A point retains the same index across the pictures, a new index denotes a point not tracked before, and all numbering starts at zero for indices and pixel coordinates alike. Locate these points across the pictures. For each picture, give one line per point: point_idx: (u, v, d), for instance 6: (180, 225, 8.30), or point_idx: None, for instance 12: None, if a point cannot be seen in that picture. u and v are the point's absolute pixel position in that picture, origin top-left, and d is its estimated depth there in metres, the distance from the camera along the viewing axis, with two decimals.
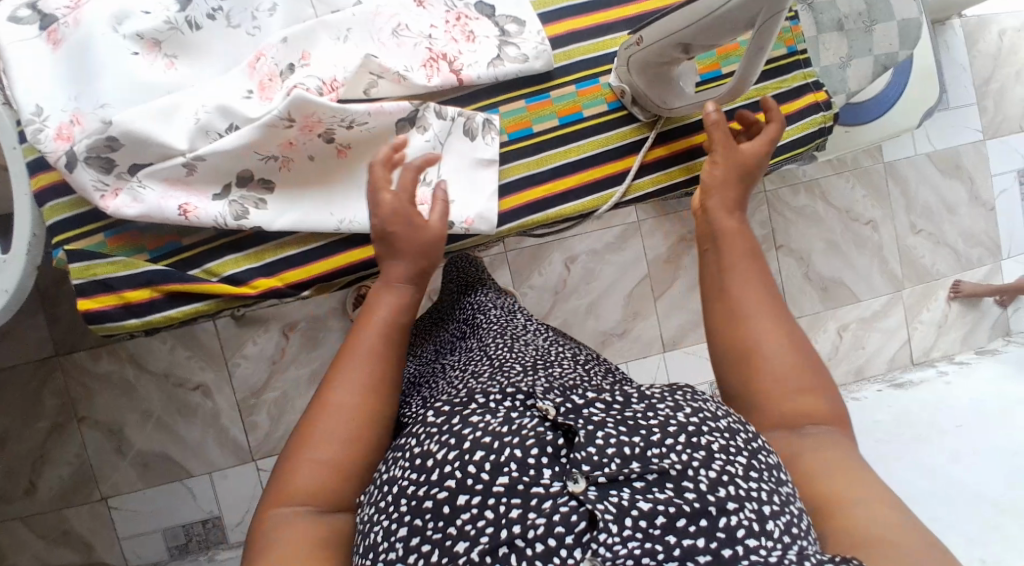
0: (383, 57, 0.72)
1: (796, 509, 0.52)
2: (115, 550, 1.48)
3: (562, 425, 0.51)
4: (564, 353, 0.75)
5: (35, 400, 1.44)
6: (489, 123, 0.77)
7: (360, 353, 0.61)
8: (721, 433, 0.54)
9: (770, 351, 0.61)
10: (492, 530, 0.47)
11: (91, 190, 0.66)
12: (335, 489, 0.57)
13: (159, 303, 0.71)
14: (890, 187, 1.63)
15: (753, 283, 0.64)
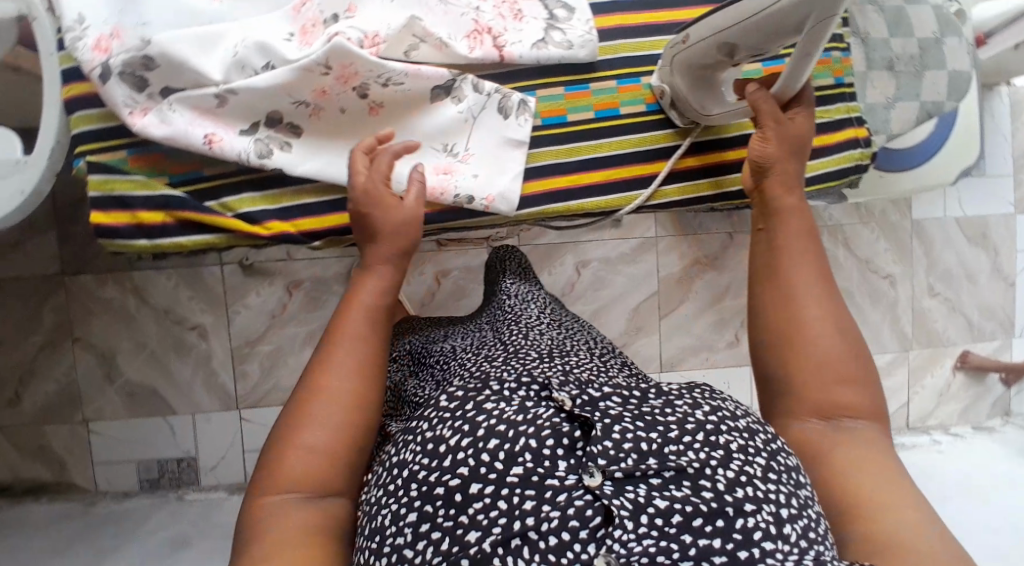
0: (428, 20, 0.72)
1: (814, 510, 0.57)
2: (88, 474, 1.49)
3: (577, 417, 0.57)
4: (579, 344, 0.81)
5: (35, 315, 1.45)
6: (524, 104, 0.76)
7: (348, 342, 0.63)
8: (740, 432, 0.58)
9: (824, 346, 0.66)
10: (505, 520, 0.52)
11: (120, 105, 0.66)
12: (326, 473, 0.60)
13: (173, 229, 0.71)
14: (914, 244, 1.61)
15: (812, 283, 0.69)
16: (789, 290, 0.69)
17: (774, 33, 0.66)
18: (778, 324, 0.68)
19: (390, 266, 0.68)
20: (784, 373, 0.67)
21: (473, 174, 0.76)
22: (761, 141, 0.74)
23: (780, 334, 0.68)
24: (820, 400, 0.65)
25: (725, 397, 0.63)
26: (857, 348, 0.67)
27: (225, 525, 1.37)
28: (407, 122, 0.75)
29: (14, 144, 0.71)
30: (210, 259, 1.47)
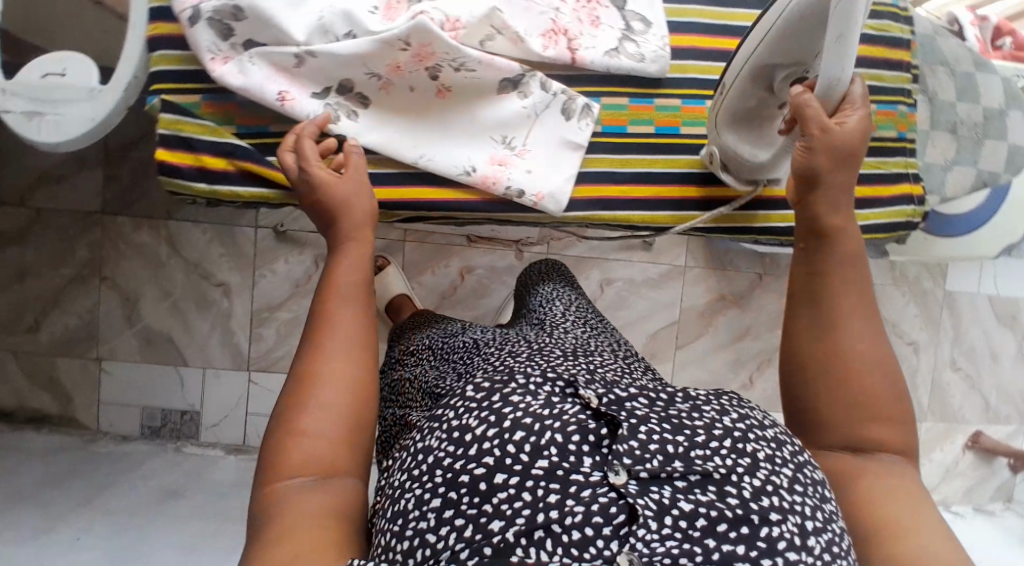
0: (508, 13, 0.73)
1: (838, 526, 0.56)
2: (92, 411, 1.51)
3: (603, 415, 0.58)
4: (601, 345, 0.85)
5: (68, 248, 1.48)
6: (588, 109, 0.77)
7: (338, 323, 0.62)
8: (767, 442, 0.60)
9: (861, 377, 0.65)
10: (529, 512, 0.52)
11: (203, 50, 0.68)
12: (335, 454, 0.58)
13: (231, 176, 0.73)
14: (942, 315, 1.60)
15: (856, 314, 0.68)
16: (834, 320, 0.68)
17: (796, 41, 0.67)
18: (818, 356, 0.67)
19: (359, 241, 0.68)
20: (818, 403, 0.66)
21: (526, 169, 0.77)
22: (805, 152, 0.69)
23: (819, 365, 0.67)
24: (847, 431, 0.65)
25: (753, 405, 0.64)
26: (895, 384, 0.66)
27: (218, 482, 1.38)
28: (471, 109, 0.76)
29: (93, 73, 0.74)
30: (246, 221, 1.50)
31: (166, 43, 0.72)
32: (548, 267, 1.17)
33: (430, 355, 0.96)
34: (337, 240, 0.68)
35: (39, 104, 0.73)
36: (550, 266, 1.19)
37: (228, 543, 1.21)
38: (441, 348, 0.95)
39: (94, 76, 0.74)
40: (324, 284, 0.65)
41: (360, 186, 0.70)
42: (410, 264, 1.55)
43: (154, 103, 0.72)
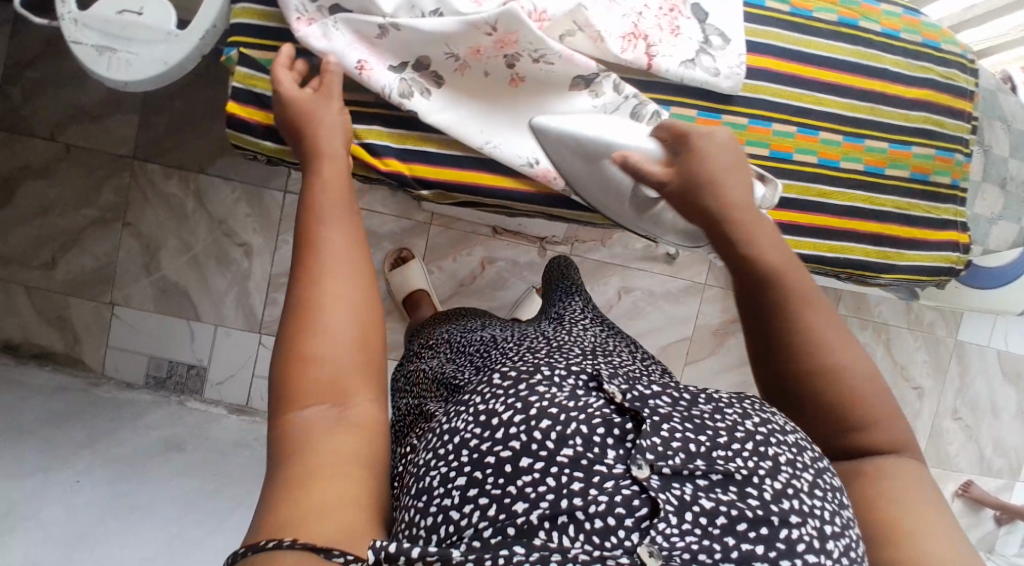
0: (593, 11, 0.73)
1: (856, 532, 0.55)
2: (99, 355, 1.51)
3: (627, 410, 0.58)
4: (621, 346, 0.87)
5: (95, 188, 1.47)
6: (657, 116, 0.76)
7: (326, 245, 0.62)
8: (789, 447, 0.58)
9: (843, 384, 0.60)
10: (552, 497, 0.53)
11: (291, 9, 0.69)
12: (348, 380, 0.58)
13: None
14: (950, 362, 1.61)
15: (820, 318, 0.62)
16: (810, 337, 0.61)
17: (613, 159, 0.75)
18: (798, 379, 0.61)
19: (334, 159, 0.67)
20: (796, 410, 0.62)
21: None
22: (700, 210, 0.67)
23: (802, 387, 0.61)
24: (840, 433, 0.61)
25: (777, 410, 0.62)
26: (875, 377, 0.62)
27: (220, 440, 1.37)
28: (542, 102, 0.77)
29: (170, 15, 0.71)
30: (277, 184, 1.49)
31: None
32: (557, 264, 1.19)
33: (449, 346, 0.97)
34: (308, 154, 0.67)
35: (112, 39, 0.72)
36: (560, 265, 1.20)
37: (228, 503, 1.21)
38: (459, 341, 0.96)
39: (170, 18, 0.72)
40: (305, 203, 0.64)
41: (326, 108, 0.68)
42: (434, 248, 1.55)
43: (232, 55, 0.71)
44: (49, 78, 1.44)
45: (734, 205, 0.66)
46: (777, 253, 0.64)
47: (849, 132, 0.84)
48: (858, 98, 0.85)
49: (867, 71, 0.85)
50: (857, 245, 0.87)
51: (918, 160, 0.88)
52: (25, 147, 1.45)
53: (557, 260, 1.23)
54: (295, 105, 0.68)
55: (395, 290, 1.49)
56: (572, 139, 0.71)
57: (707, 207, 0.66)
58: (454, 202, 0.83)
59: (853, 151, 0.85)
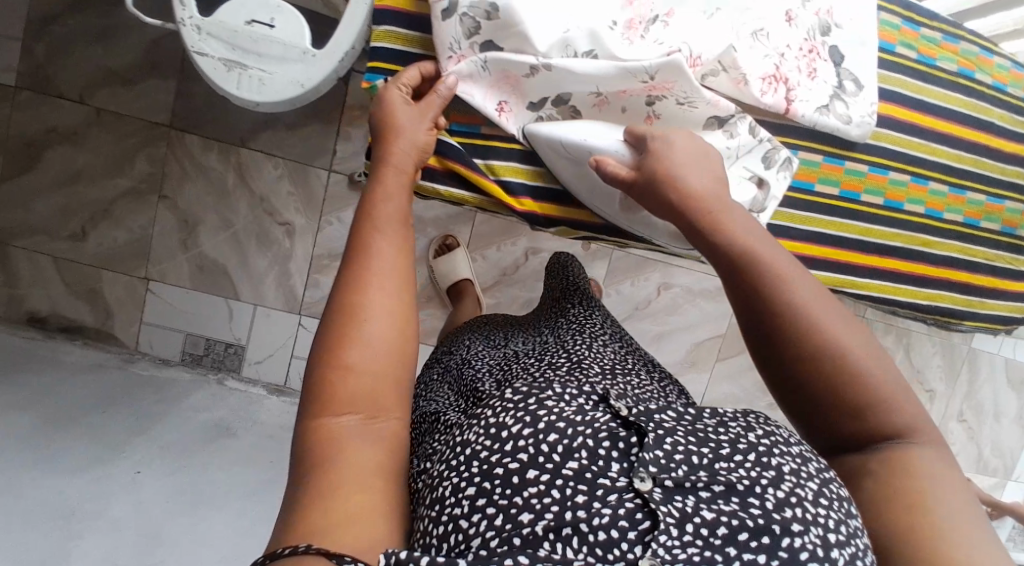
0: (741, 53, 0.71)
1: (863, 542, 0.55)
2: (132, 330, 1.48)
3: (632, 424, 0.59)
4: (640, 363, 0.82)
5: (128, 158, 1.40)
6: (788, 162, 0.76)
7: (377, 256, 0.62)
8: (792, 457, 0.58)
9: (850, 366, 0.58)
10: (557, 509, 0.54)
11: (446, 46, 0.69)
12: (381, 395, 0.58)
13: (437, 173, 0.75)
14: (963, 369, 1.67)
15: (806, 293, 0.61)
16: (799, 311, 0.59)
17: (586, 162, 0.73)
18: (798, 361, 0.59)
19: (399, 169, 0.67)
20: (805, 401, 0.59)
21: None
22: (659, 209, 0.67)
23: (811, 370, 0.58)
24: (850, 419, 0.58)
25: (779, 423, 0.62)
26: (869, 337, 0.60)
27: (265, 423, 1.37)
28: None
29: (305, 34, 0.75)
30: (322, 163, 1.43)
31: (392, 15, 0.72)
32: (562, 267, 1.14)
33: (468, 353, 0.92)
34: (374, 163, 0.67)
35: (241, 54, 0.75)
36: (561, 268, 1.13)
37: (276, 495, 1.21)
38: (478, 350, 0.91)
39: (302, 34, 0.75)
40: (364, 212, 0.64)
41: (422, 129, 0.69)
42: (477, 236, 1.53)
43: (378, 84, 0.71)
44: (79, 37, 1.34)
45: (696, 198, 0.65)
46: (747, 235, 0.63)
47: (954, 183, 0.86)
48: (966, 151, 0.86)
49: (976, 123, 0.86)
50: (946, 292, 0.89)
51: (1009, 214, 0.91)
52: (52, 110, 1.37)
53: (568, 257, 1.20)
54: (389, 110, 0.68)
55: (439, 278, 1.48)
56: (556, 142, 0.73)
57: (671, 207, 0.65)
58: (576, 237, 0.87)
59: (956, 202, 0.87)
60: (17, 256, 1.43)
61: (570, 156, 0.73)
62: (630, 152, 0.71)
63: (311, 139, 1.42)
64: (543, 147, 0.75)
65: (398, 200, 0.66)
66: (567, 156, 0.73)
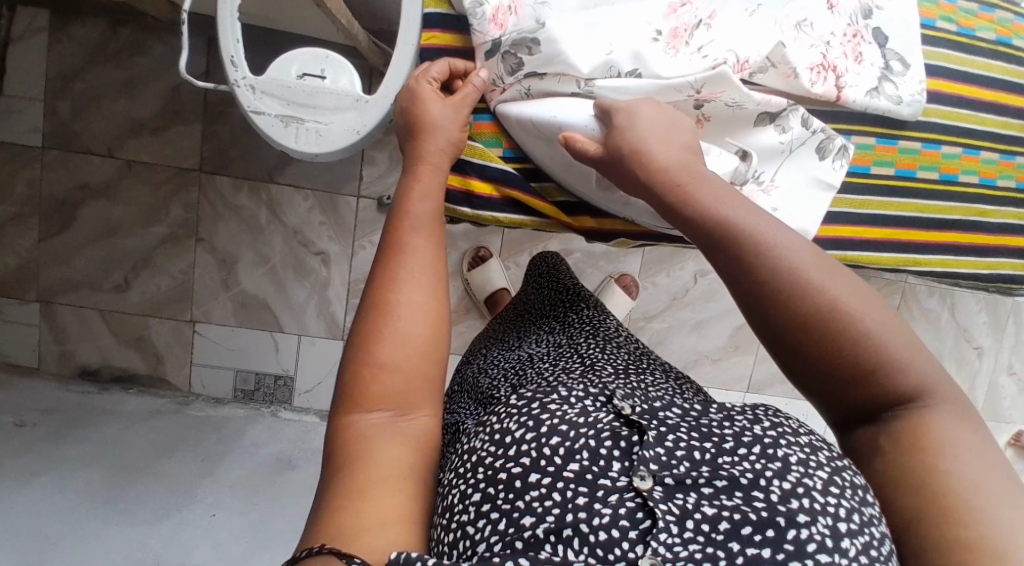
0: (789, 47, 0.70)
1: (879, 530, 0.52)
2: (184, 373, 1.50)
3: (634, 422, 0.57)
4: (654, 363, 0.83)
5: (161, 205, 1.41)
6: (843, 150, 0.76)
7: (411, 250, 0.63)
8: (801, 447, 0.56)
9: (857, 329, 0.55)
10: (558, 511, 0.52)
11: (489, 81, 0.71)
12: (412, 392, 0.60)
13: (495, 203, 0.75)
14: (1009, 323, 1.64)
15: (806, 254, 0.57)
16: (794, 272, 0.56)
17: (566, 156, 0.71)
18: (800, 328, 0.55)
19: (435, 165, 0.66)
20: (807, 362, 0.56)
21: (772, 206, 0.75)
22: (631, 185, 0.63)
23: (807, 336, 0.55)
24: (856, 383, 0.55)
25: (787, 416, 0.60)
26: (874, 300, 0.56)
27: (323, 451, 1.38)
28: (727, 139, 0.73)
29: (355, 80, 0.69)
30: (349, 189, 1.44)
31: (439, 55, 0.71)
32: (556, 268, 1.17)
33: (486, 360, 0.94)
34: (410, 159, 0.67)
35: (296, 108, 0.68)
36: (551, 275, 1.14)
37: None
38: (495, 357, 0.93)
39: (353, 81, 0.69)
40: (399, 211, 0.65)
41: (455, 121, 0.67)
42: (509, 244, 1.54)
43: (409, 76, 0.68)
44: (100, 90, 1.35)
45: (671, 168, 0.61)
46: (730, 205, 0.59)
47: (1003, 149, 0.85)
48: (1012, 117, 0.85)
49: (1020, 88, 0.85)
50: (1005, 260, 0.89)
51: None
52: (81, 165, 1.39)
53: (551, 258, 1.24)
54: (421, 104, 0.66)
55: (476, 290, 1.49)
56: (527, 120, 0.70)
57: (647, 184, 0.61)
58: (631, 245, 0.88)
59: (1007, 169, 0.86)
60: (64, 313, 1.46)
61: (541, 133, 0.70)
62: (601, 127, 0.67)
63: (337, 166, 1.43)
64: (515, 127, 0.72)
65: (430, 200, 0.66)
66: (537, 133, 0.70)
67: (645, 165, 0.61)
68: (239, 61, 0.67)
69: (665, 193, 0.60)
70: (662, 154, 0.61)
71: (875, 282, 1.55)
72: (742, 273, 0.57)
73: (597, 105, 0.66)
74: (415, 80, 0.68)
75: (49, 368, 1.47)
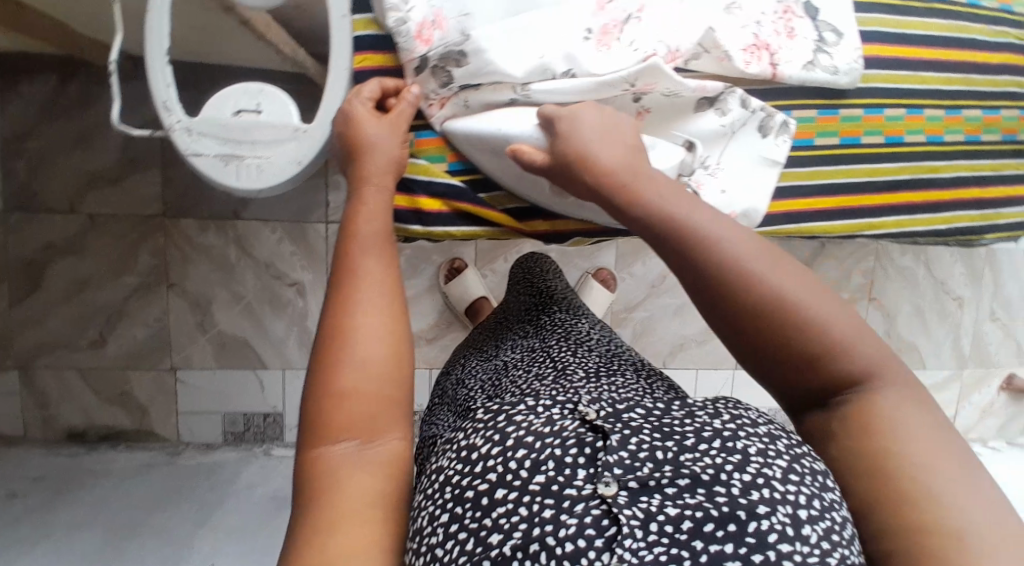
0: (720, 31, 0.71)
1: (840, 515, 0.53)
2: (170, 422, 1.48)
3: (599, 428, 0.55)
4: (625, 362, 0.83)
5: (128, 256, 1.41)
6: (786, 125, 0.76)
7: (363, 275, 0.64)
8: (759, 438, 0.56)
9: (801, 312, 0.56)
10: (525, 526, 0.51)
11: (423, 96, 0.71)
12: (375, 416, 0.60)
13: (447, 217, 0.75)
14: (985, 271, 1.65)
15: (747, 246, 0.59)
16: (734, 263, 0.57)
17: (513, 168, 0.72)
18: (747, 316, 0.57)
19: (380, 185, 0.67)
20: (757, 352, 0.58)
21: (721, 189, 0.75)
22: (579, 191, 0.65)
23: (752, 326, 0.57)
24: (806, 365, 0.57)
25: (749, 406, 0.60)
26: (813, 283, 0.58)
27: None
28: (669, 128, 0.74)
29: (292, 110, 0.68)
30: (317, 217, 1.43)
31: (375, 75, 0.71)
32: (534, 273, 1.18)
33: (464, 370, 0.95)
34: (354, 180, 0.67)
35: (235, 145, 0.68)
36: (528, 280, 1.16)
37: None
38: (472, 365, 0.94)
39: (289, 111, 0.69)
40: (344, 233, 0.65)
41: (393, 137, 0.67)
42: (483, 253, 1.54)
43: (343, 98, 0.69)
44: (54, 148, 1.34)
45: (617, 171, 0.62)
46: (673, 202, 0.61)
47: (948, 105, 0.86)
48: (953, 72, 0.85)
49: (958, 42, 0.85)
50: (959, 212, 0.89)
51: (1007, 123, 0.89)
52: (44, 226, 1.38)
53: (533, 262, 1.24)
54: (357, 126, 0.66)
55: (455, 302, 1.49)
56: (473, 136, 0.70)
57: (594, 188, 0.63)
58: (589, 242, 0.88)
59: (954, 123, 0.86)
60: (43, 377, 1.44)
61: (487, 147, 0.71)
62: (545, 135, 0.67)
63: (302, 196, 1.42)
64: (464, 143, 0.72)
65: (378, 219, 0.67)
66: (484, 148, 0.71)
67: (591, 170, 0.63)
68: (171, 105, 0.68)
69: (613, 195, 0.62)
70: (608, 159, 0.63)
71: (848, 246, 1.57)
72: (687, 261, 0.59)
73: (540, 114, 0.66)
74: (349, 100, 0.68)
75: (35, 434, 1.45)
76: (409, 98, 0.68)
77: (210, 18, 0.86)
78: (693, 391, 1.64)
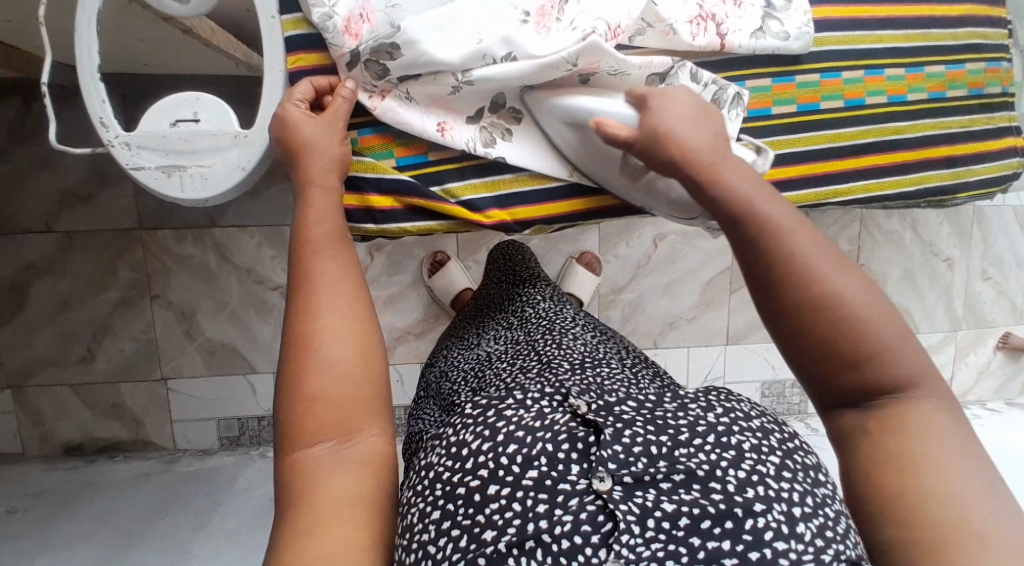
0: (662, 4, 0.70)
1: (832, 511, 0.54)
2: (166, 431, 1.49)
3: (590, 421, 0.56)
4: (612, 353, 0.80)
5: (110, 270, 1.41)
6: (739, 97, 0.75)
7: (320, 277, 0.63)
8: (753, 433, 0.58)
9: (866, 319, 0.53)
10: (519, 522, 0.52)
11: (361, 90, 0.70)
12: (349, 416, 0.59)
13: (400, 213, 0.74)
14: (974, 229, 1.63)
15: (823, 248, 0.56)
16: (799, 258, 0.55)
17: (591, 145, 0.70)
18: (799, 310, 0.54)
19: (323, 185, 0.66)
20: (796, 343, 0.55)
21: None
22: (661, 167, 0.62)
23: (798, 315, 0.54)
24: (845, 367, 0.54)
25: (739, 401, 0.62)
26: (877, 297, 0.55)
27: None
28: None
29: (230, 115, 0.68)
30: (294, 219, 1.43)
31: (308, 75, 0.70)
32: (516, 260, 1.17)
33: (447, 360, 0.95)
34: (299, 183, 0.66)
35: (177, 156, 0.68)
36: (512, 266, 1.15)
37: None
38: (455, 356, 0.94)
39: (227, 117, 0.68)
40: (298, 239, 0.64)
41: (330, 133, 0.67)
42: (464, 244, 1.53)
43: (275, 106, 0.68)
44: (25, 168, 1.34)
45: (696, 152, 0.60)
46: (753, 189, 0.58)
47: (908, 63, 0.84)
48: (911, 28, 0.84)
49: None
50: (930, 172, 0.86)
51: (972, 76, 0.87)
52: (23, 246, 1.38)
53: (514, 249, 1.23)
54: (292, 128, 0.66)
55: (439, 295, 1.48)
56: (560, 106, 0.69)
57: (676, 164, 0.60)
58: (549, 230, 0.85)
59: (916, 81, 0.84)
60: (35, 395, 1.45)
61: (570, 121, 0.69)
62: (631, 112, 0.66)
63: (277, 200, 1.42)
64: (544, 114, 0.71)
65: (329, 217, 0.66)
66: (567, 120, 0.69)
67: (673, 145, 0.60)
68: (108, 121, 0.67)
69: (693, 172, 0.59)
70: (690, 138, 0.60)
71: (831, 214, 1.55)
72: (750, 246, 0.57)
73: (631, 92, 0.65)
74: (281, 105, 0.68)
75: (33, 451, 1.47)
76: (342, 91, 0.68)
77: (154, 28, 0.85)
78: (686, 370, 1.63)
